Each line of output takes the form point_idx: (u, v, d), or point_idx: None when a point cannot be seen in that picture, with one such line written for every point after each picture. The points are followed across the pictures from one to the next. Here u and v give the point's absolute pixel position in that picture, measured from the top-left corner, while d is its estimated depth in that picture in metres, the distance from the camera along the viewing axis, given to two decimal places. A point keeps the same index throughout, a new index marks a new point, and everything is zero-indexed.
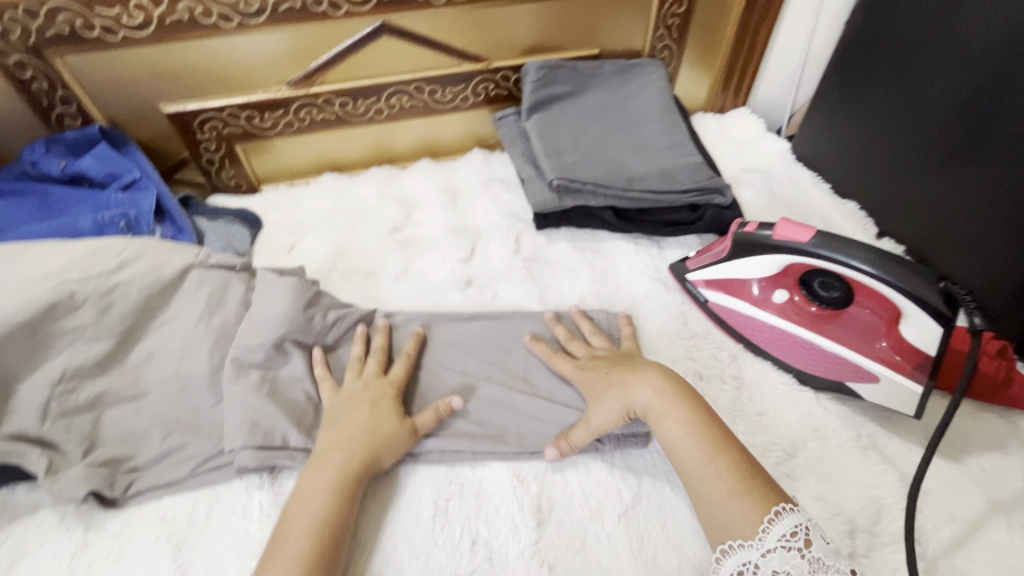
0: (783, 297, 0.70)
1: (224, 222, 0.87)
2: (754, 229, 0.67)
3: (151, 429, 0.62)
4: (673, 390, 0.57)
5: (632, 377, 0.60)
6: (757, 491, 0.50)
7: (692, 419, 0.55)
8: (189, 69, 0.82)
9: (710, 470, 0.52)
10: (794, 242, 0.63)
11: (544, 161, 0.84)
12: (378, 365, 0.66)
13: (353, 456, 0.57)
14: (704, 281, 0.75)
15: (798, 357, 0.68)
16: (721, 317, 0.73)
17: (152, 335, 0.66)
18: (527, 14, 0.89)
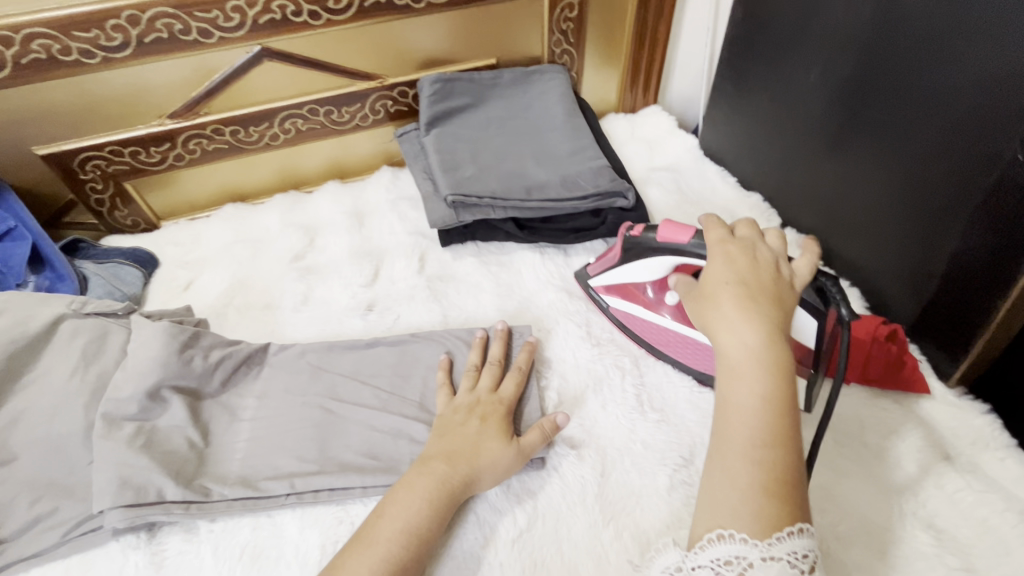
0: (674, 299, 0.70)
1: (114, 264, 0.83)
2: (639, 232, 0.66)
3: (18, 496, 0.58)
4: (771, 340, 0.46)
5: (745, 317, 0.47)
6: (795, 504, 0.42)
7: (780, 383, 0.45)
8: (58, 109, 0.78)
9: (755, 455, 0.43)
10: (675, 244, 0.62)
11: (440, 177, 0.82)
12: (494, 381, 0.65)
13: (462, 469, 0.55)
14: (605, 287, 0.75)
15: (694, 358, 0.68)
16: (623, 322, 0.74)
17: (18, 396, 0.63)
18: (415, 28, 0.88)
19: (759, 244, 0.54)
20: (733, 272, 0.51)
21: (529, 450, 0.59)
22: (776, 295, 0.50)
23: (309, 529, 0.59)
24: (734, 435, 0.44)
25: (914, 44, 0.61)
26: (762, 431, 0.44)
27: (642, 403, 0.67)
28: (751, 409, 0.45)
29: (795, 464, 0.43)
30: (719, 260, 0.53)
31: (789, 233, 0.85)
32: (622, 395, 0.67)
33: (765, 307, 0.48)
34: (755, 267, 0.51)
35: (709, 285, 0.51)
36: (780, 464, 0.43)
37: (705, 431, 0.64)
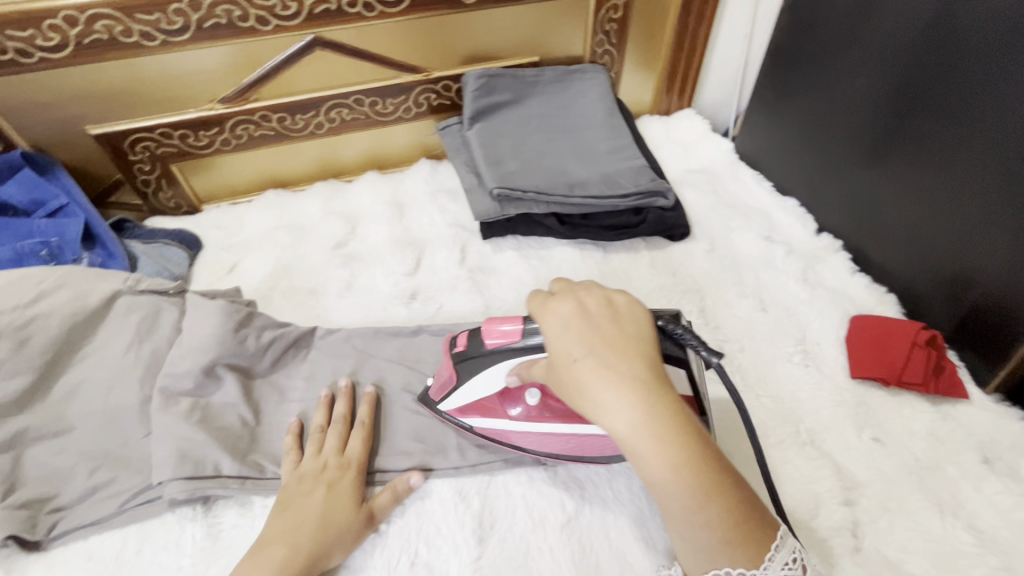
0: (536, 400, 0.59)
1: (160, 244, 0.84)
2: (465, 343, 0.57)
3: (77, 464, 0.60)
4: (649, 406, 0.43)
5: (613, 399, 0.43)
6: (756, 530, 0.43)
7: (679, 442, 0.43)
8: (113, 91, 0.79)
9: (698, 519, 0.42)
10: (510, 347, 0.53)
11: (485, 170, 0.83)
12: (341, 442, 0.61)
13: (301, 550, 0.51)
14: (457, 409, 0.62)
15: (587, 448, 0.59)
16: (497, 443, 0.62)
17: (76, 368, 0.64)
18: (464, 24, 0.89)
19: (576, 298, 0.48)
20: (580, 345, 0.46)
21: (378, 514, 0.57)
22: (630, 346, 0.46)
23: None
24: (671, 506, 0.43)
25: (967, 57, 0.62)
26: (693, 493, 0.42)
27: None
28: (668, 481, 0.42)
29: (735, 499, 0.43)
30: (557, 336, 0.47)
31: (824, 237, 0.86)
32: None
33: (624, 364, 0.44)
34: (593, 326, 0.47)
35: (563, 371, 0.46)
36: (722, 513, 0.43)
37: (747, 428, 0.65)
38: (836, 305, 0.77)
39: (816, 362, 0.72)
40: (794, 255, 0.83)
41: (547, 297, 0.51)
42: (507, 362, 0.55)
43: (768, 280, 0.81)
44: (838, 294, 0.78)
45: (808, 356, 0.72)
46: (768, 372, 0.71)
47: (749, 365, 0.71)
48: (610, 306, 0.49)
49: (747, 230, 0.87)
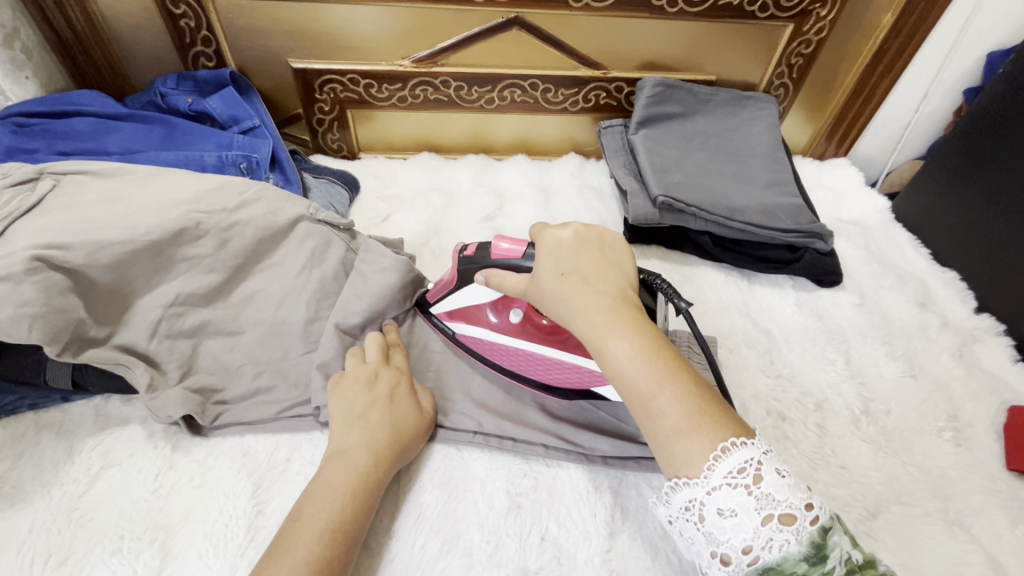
0: (518, 317, 0.64)
1: (327, 181, 0.89)
2: (472, 251, 0.59)
3: (244, 365, 0.63)
4: (615, 305, 0.46)
5: (583, 298, 0.47)
6: (711, 420, 0.41)
7: (640, 333, 0.45)
8: (324, 32, 0.84)
9: (652, 408, 0.42)
10: (507, 259, 0.56)
11: (650, 176, 0.84)
12: (383, 352, 0.63)
13: (376, 455, 0.54)
14: (445, 314, 0.68)
15: (541, 372, 0.65)
16: (470, 348, 0.68)
17: (256, 277, 0.67)
18: (657, 29, 0.90)
19: (572, 226, 0.53)
20: (569, 260, 0.50)
21: (431, 412, 0.61)
22: (607, 267, 0.50)
23: (494, 474, 0.60)
24: (629, 395, 0.44)
25: None
26: (647, 376, 0.43)
27: (826, 446, 0.66)
28: (628, 367, 0.43)
29: (695, 391, 0.42)
30: (549, 251, 0.52)
31: (984, 317, 0.82)
32: (804, 432, 0.66)
33: (603, 275, 0.49)
34: (583, 246, 0.51)
35: (548, 285, 0.50)
36: (674, 401, 0.42)
37: (890, 492, 0.63)
38: (994, 391, 0.73)
39: (968, 444, 0.68)
40: (949, 330, 0.80)
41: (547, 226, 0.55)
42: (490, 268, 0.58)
43: (919, 348, 0.78)
44: (996, 380, 0.75)
45: (959, 436, 0.69)
46: (914, 441, 0.68)
47: (894, 430, 0.69)
48: (598, 236, 0.52)
49: (900, 293, 0.84)
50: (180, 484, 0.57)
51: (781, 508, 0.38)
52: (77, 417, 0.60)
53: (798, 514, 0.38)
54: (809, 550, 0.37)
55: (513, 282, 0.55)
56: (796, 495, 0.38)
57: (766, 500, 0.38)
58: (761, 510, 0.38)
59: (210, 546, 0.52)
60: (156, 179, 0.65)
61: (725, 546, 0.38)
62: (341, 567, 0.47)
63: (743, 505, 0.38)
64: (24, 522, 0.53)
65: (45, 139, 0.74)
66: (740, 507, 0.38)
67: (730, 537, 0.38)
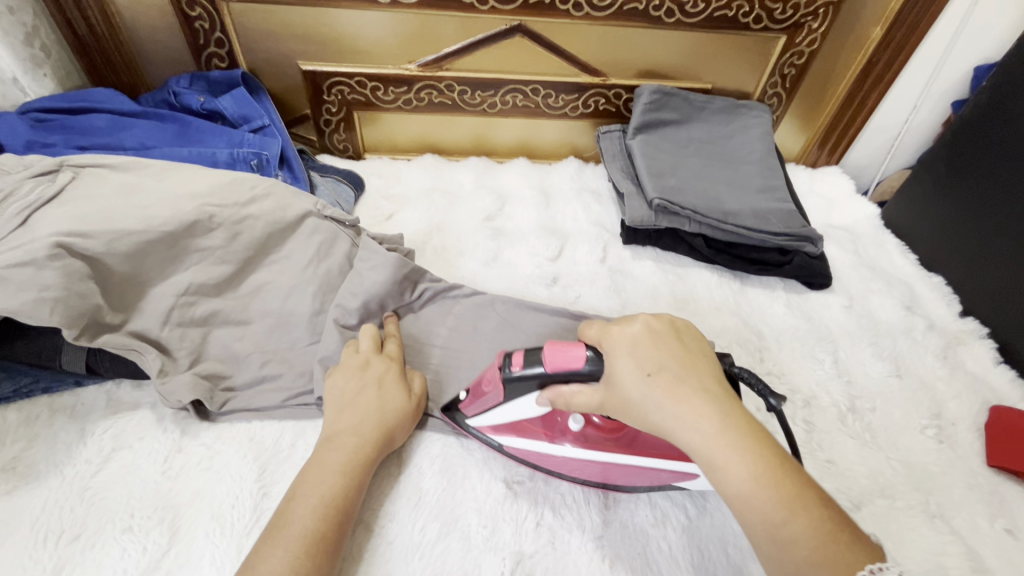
0: (577, 423, 0.58)
1: (333, 180, 0.92)
2: (522, 364, 0.55)
3: (252, 354, 0.65)
4: (722, 417, 0.45)
5: (685, 409, 0.45)
6: (843, 546, 0.40)
7: (755, 450, 0.43)
8: (333, 35, 0.87)
9: (782, 535, 0.40)
10: (568, 372, 0.52)
11: (646, 180, 0.87)
12: (375, 342, 0.65)
13: (366, 436, 0.56)
14: (490, 427, 0.61)
15: (617, 476, 0.59)
16: (532, 463, 0.61)
17: (264, 269, 0.69)
18: (655, 38, 0.93)
19: (641, 319, 0.52)
20: (649, 358, 0.49)
21: (421, 397, 0.63)
22: (700, 366, 0.49)
23: (491, 462, 0.63)
24: (751, 521, 0.42)
25: None
26: (774, 502, 0.41)
27: (813, 440, 0.68)
28: (750, 491, 0.42)
29: (824, 513, 0.41)
30: (629, 349, 0.50)
31: (968, 321, 0.85)
32: (792, 427, 0.69)
33: (697, 382, 0.47)
34: (662, 343, 0.50)
35: (631, 387, 0.48)
36: (807, 530, 0.40)
37: (874, 484, 0.65)
38: (976, 391, 0.75)
39: (950, 441, 0.71)
40: (934, 332, 0.82)
41: (609, 323, 0.54)
42: (551, 383, 0.54)
43: (904, 349, 0.80)
44: (978, 381, 0.77)
45: (942, 433, 0.71)
46: (898, 437, 0.70)
47: (879, 427, 0.71)
48: (672, 326, 0.52)
49: (888, 296, 0.87)
50: (189, 466, 0.58)
51: None
52: (89, 401, 0.62)
53: None
54: None
55: (585, 397, 0.52)
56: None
57: None
58: None
59: (218, 526, 0.54)
60: (171, 173, 0.68)
61: None
62: (335, 540, 0.49)
63: None
64: (38, 499, 0.54)
65: (63, 134, 0.77)
66: None
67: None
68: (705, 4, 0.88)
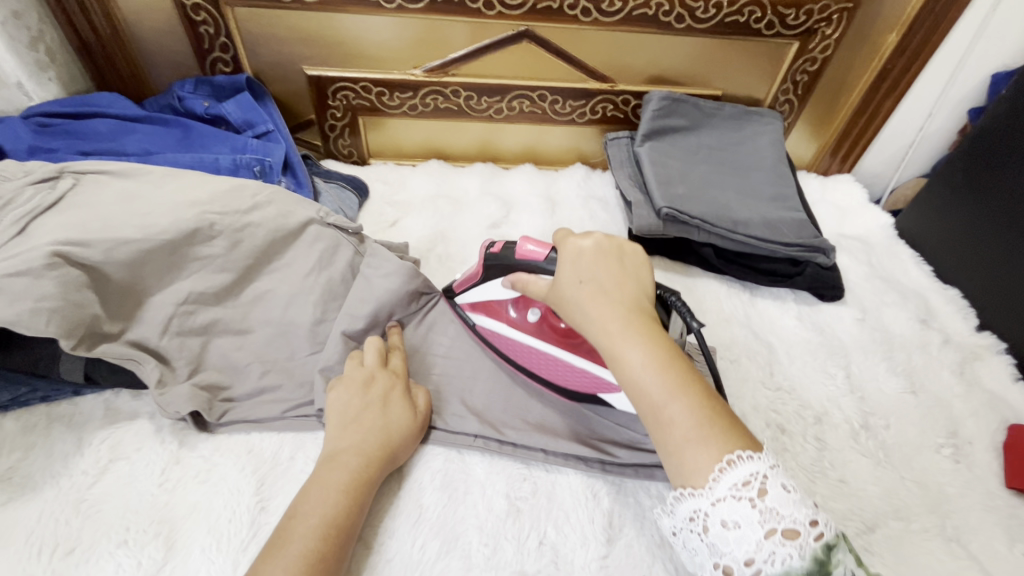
0: (536, 316, 0.66)
1: (337, 186, 0.91)
2: (499, 248, 0.61)
3: (251, 364, 0.64)
4: (629, 314, 0.49)
5: (601, 308, 0.49)
6: (721, 433, 0.42)
7: (654, 344, 0.47)
8: (338, 41, 0.86)
9: (663, 416, 0.44)
10: (529, 261, 0.57)
11: (654, 188, 0.85)
12: (380, 355, 0.64)
13: (368, 455, 0.55)
14: (469, 304, 0.70)
15: (554, 374, 0.66)
16: (488, 340, 0.69)
17: (266, 278, 0.69)
18: (664, 44, 0.91)
19: (597, 237, 0.55)
20: (586, 268, 0.53)
21: (425, 413, 0.62)
22: (627, 279, 0.52)
23: (494, 478, 0.61)
24: (640, 402, 0.46)
25: None
26: (660, 388, 0.44)
27: (825, 459, 0.66)
28: (641, 376, 0.45)
29: (706, 404, 0.44)
30: (569, 259, 0.54)
31: (985, 335, 0.83)
32: (803, 445, 0.67)
33: (621, 288, 0.51)
34: (603, 258, 0.53)
35: (565, 289, 0.53)
36: (684, 413, 0.43)
37: (887, 505, 0.63)
38: (994, 409, 0.73)
39: (967, 461, 0.69)
40: (950, 347, 0.80)
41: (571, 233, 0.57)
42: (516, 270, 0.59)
43: (919, 364, 0.78)
44: (996, 398, 0.75)
45: (958, 452, 0.69)
46: (913, 456, 0.68)
47: (894, 445, 0.69)
48: (620, 247, 0.55)
49: (902, 309, 0.85)
50: (186, 479, 0.58)
51: (785, 522, 0.39)
52: (87, 411, 0.62)
53: (802, 529, 0.38)
54: (812, 566, 0.38)
55: (537, 289, 0.57)
56: (800, 511, 0.39)
57: (769, 514, 0.39)
58: (765, 524, 0.39)
59: (214, 541, 0.53)
60: (173, 180, 0.67)
61: (728, 557, 0.39)
62: (335, 562, 0.48)
63: (745, 517, 0.39)
64: (33, 511, 0.54)
65: (67, 138, 0.77)
66: (743, 518, 0.39)
67: (734, 548, 0.39)
68: (716, 9, 0.86)
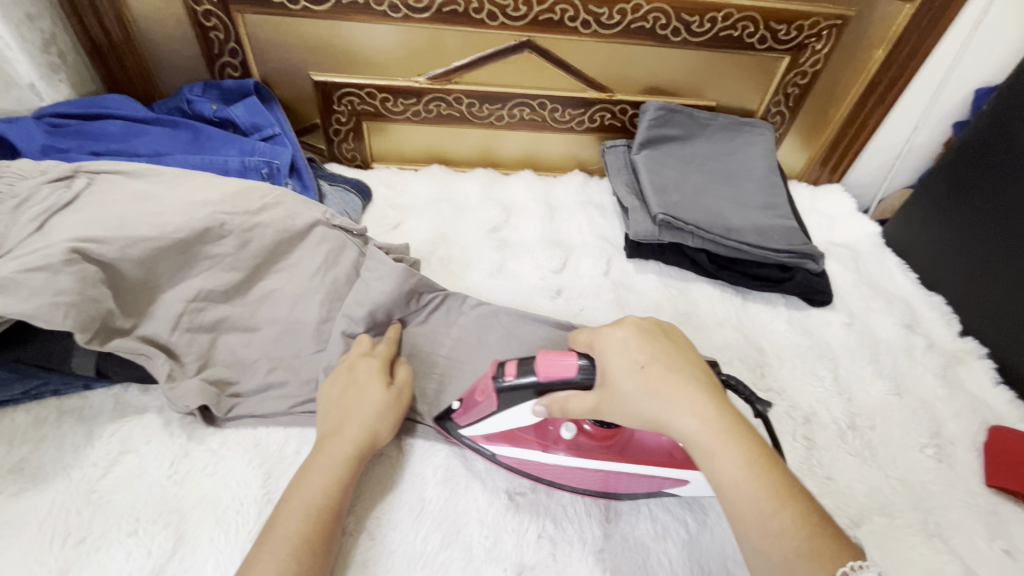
0: (570, 432, 0.59)
1: (341, 189, 0.93)
2: (515, 373, 0.55)
3: (259, 361, 0.66)
4: (714, 408, 0.48)
5: (681, 401, 0.48)
6: (829, 540, 0.42)
7: (748, 445, 0.46)
8: (345, 48, 0.89)
9: (771, 526, 0.42)
10: (562, 380, 0.52)
11: (651, 195, 0.88)
12: (363, 342, 0.66)
13: (349, 437, 0.56)
14: (483, 435, 0.61)
15: (607, 484, 0.60)
16: (524, 469, 0.61)
17: (273, 277, 0.70)
18: (661, 56, 0.94)
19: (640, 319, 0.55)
20: (642, 353, 0.51)
21: (403, 387, 0.63)
22: (690, 361, 0.52)
23: (493, 473, 0.63)
24: (739, 511, 0.44)
25: None
26: (762, 496, 0.44)
27: (813, 457, 0.69)
28: (741, 481, 0.44)
29: (809, 509, 0.44)
30: (622, 343, 0.52)
31: (967, 340, 0.86)
32: (793, 443, 0.69)
33: (689, 377, 0.50)
34: (656, 338, 0.53)
35: (627, 379, 0.50)
36: (793, 523, 0.43)
37: (872, 502, 0.65)
38: (975, 411, 0.76)
39: (949, 460, 0.71)
40: (934, 351, 0.83)
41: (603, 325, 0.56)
42: (546, 391, 0.54)
43: (904, 367, 0.81)
44: (977, 400, 0.78)
45: (941, 452, 0.72)
46: (897, 456, 0.71)
47: (879, 445, 0.72)
48: (664, 326, 0.55)
49: (888, 314, 0.88)
50: (195, 471, 0.59)
51: None
52: (96, 404, 0.63)
53: None
54: None
55: (583, 401, 0.52)
56: None
57: None
58: None
59: (222, 531, 0.55)
60: (184, 181, 0.69)
61: None
62: (325, 542, 0.50)
63: None
64: (44, 500, 0.55)
65: (78, 139, 0.78)
66: None
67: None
68: (711, 24, 0.90)
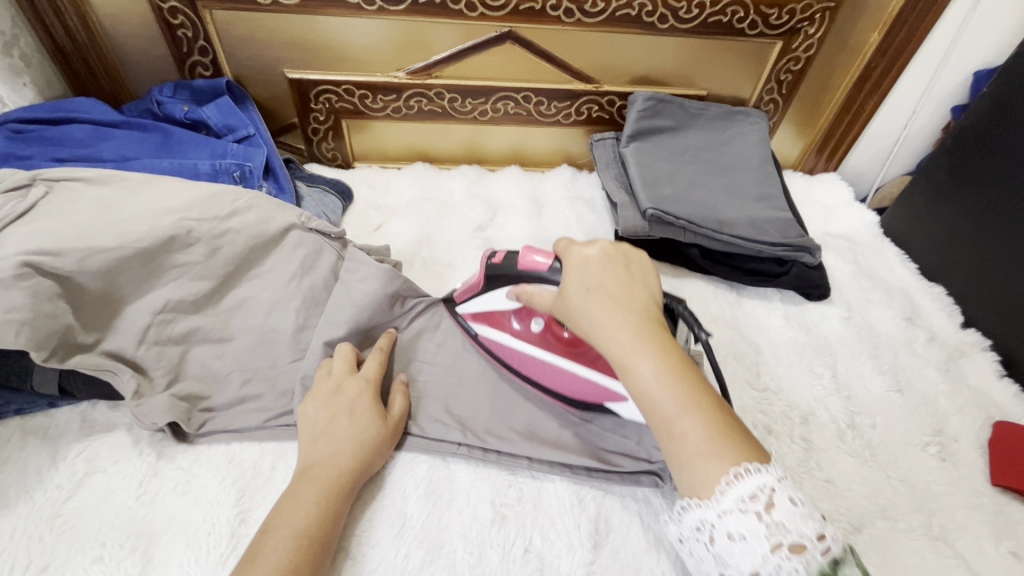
0: (539, 326, 0.65)
1: (320, 190, 0.90)
2: (500, 259, 0.60)
3: (232, 373, 0.63)
4: (643, 322, 0.48)
5: (608, 313, 0.48)
6: (733, 445, 0.42)
7: (667, 354, 0.46)
8: (319, 43, 0.85)
9: (675, 429, 0.43)
10: (534, 271, 0.57)
11: (640, 189, 0.85)
12: (349, 363, 0.62)
13: (339, 466, 0.54)
14: (470, 314, 0.69)
15: (558, 383, 0.65)
16: (493, 352, 0.68)
17: (246, 285, 0.67)
18: (648, 45, 0.91)
19: (599, 246, 0.54)
20: (591, 275, 0.52)
21: (399, 418, 0.61)
22: (633, 283, 0.51)
23: (476, 485, 0.60)
24: (654, 418, 0.45)
25: None
26: (673, 401, 0.44)
27: (812, 459, 0.66)
28: (653, 391, 0.44)
29: (717, 414, 0.43)
30: (577, 266, 0.53)
31: (970, 332, 0.83)
32: (790, 445, 0.67)
33: (629, 298, 0.50)
34: (608, 263, 0.53)
35: (572, 295, 0.51)
36: (698, 423, 0.43)
37: (875, 506, 0.63)
38: (979, 406, 0.73)
39: (953, 459, 0.69)
40: (936, 344, 0.80)
41: (574, 242, 0.56)
42: (522, 282, 0.59)
43: (905, 361, 0.78)
44: (982, 395, 0.75)
45: (944, 450, 0.69)
46: (899, 455, 0.68)
47: (880, 445, 0.69)
48: (625, 255, 0.54)
49: (888, 307, 0.85)
50: (164, 491, 0.56)
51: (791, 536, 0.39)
52: (63, 423, 0.60)
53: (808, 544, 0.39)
54: None
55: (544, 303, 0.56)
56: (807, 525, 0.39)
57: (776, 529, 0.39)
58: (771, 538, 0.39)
59: (192, 554, 0.52)
60: (149, 186, 0.66)
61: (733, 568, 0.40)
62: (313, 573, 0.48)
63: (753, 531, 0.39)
64: (5, 527, 0.52)
65: (41, 145, 0.75)
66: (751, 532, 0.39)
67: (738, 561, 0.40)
68: (699, 9, 0.86)
